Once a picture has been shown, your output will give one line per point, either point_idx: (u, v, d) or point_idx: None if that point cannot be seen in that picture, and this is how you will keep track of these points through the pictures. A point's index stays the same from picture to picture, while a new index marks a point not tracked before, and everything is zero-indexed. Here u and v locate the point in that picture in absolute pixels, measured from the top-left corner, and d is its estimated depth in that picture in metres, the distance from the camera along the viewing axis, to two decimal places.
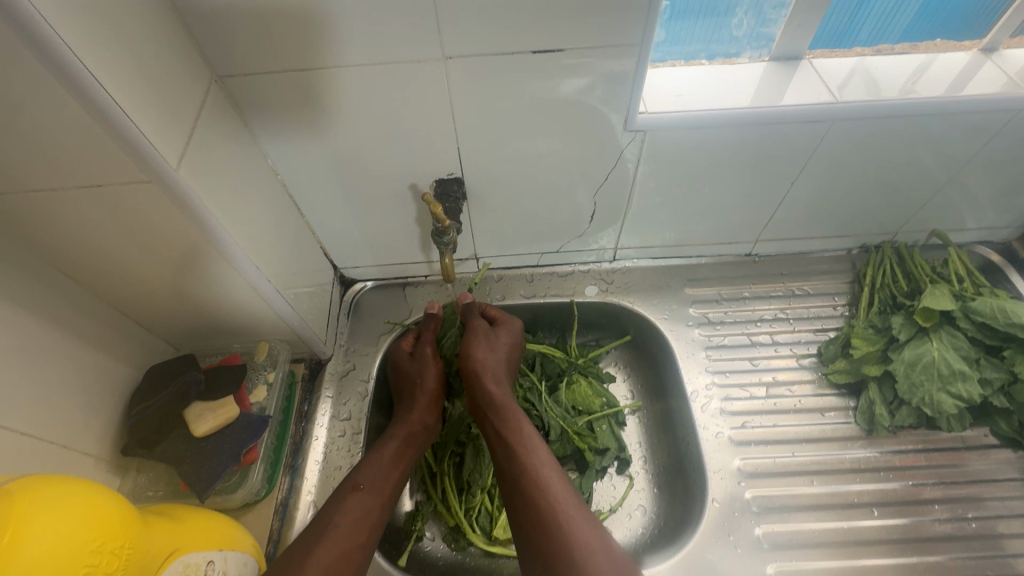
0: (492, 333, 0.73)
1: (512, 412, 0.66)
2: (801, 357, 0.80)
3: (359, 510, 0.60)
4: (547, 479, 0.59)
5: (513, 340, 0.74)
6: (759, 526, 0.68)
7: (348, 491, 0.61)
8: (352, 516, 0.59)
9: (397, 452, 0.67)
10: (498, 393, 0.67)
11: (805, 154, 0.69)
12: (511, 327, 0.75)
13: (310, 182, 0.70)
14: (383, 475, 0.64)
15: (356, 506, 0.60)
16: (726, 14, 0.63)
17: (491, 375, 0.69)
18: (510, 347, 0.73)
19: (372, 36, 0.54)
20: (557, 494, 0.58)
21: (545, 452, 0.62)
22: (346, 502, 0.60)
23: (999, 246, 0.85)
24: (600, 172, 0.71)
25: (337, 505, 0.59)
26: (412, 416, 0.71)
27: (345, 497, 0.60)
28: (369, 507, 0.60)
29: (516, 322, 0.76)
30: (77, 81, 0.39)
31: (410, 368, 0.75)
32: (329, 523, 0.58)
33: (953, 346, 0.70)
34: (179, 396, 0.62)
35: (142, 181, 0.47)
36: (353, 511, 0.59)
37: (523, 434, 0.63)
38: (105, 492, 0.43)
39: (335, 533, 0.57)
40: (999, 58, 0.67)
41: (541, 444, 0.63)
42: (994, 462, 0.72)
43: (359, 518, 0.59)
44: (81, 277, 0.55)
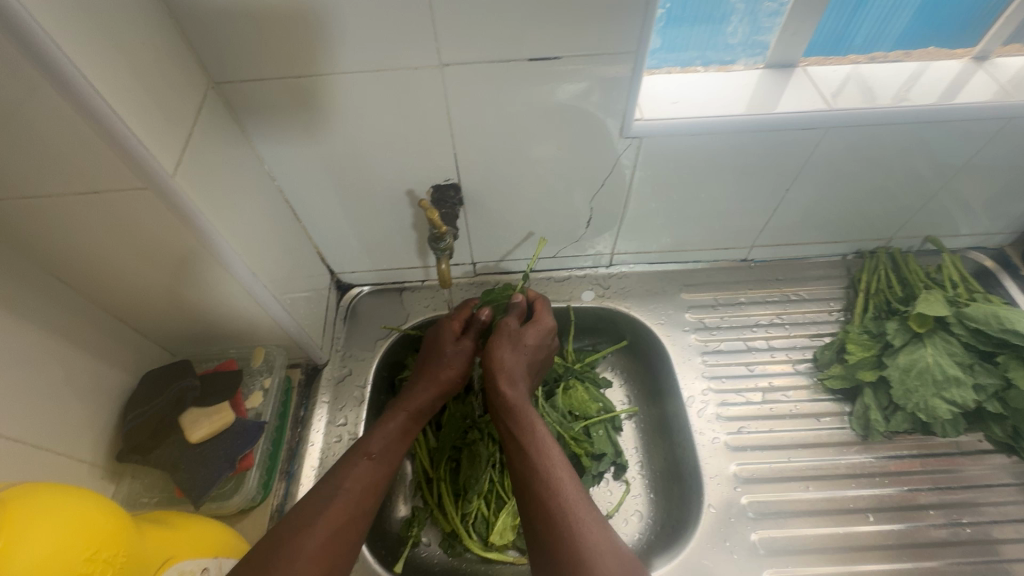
0: (522, 332, 0.71)
1: (528, 410, 0.64)
2: (797, 362, 0.81)
3: (369, 479, 0.59)
4: (559, 478, 0.57)
5: (541, 341, 0.72)
6: (755, 531, 0.68)
7: (359, 458, 0.60)
8: (360, 484, 0.58)
9: (405, 428, 0.66)
10: (512, 395, 0.65)
11: (800, 161, 0.69)
12: (543, 325, 0.73)
13: (307, 187, 0.70)
14: (396, 447, 0.63)
15: (364, 475, 0.59)
16: (721, 21, 0.64)
17: (510, 375, 0.66)
18: (536, 349, 0.71)
19: (369, 43, 0.54)
20: (569, 491, 0.56)
21: (558, 452, 0.60)
22: (355, 468, 0.59)
23: (992, 251, 0.86)
24: (597, 178, 0.71)
25: (347, 470, 0.58)
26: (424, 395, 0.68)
27: (355, 464, 0.59)
28: (376, 476, 0.60)
29: (548, 322, 0.74)
30: (73, 88, 0.39)
31: (447, 349, 0.72)
32: (339, 488, 0.56)
33: (948, 352, 0.70)
34: (174, 402, 0.62)
35: (139, 188, 0.47)
36: (362, 480, 0.58)
37: (537, 433, 0.62)
38: (98, 500, 0.43)
39: (343, 499, 0.56)
40: (991, 66, 0.68)
41: (554, 444, 0.61)
42: (988, 467, 0.72)
43: (366, 487, 0.58)
44: (76, 283, 0.55)
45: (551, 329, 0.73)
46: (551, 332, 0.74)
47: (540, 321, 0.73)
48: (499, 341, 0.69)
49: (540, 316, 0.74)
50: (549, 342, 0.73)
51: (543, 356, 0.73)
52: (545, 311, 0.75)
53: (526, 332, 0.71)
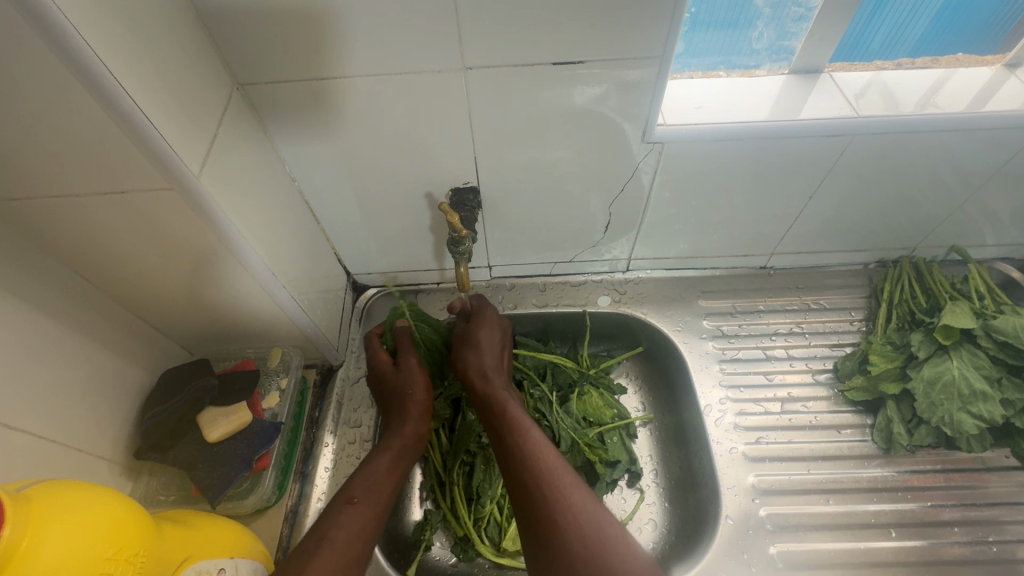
0: (472, 331, 0.70)
1: (516, 427, 0.59)
2: (817, 372, 0.79)
3: (358, 523, 0.55)
4: (566, 498, 0.53)
5: (497, 332, 0.72)
6: (773, 544, 0.66)
7: (342, 505, 0.56)
8: (347, 530, 0.54)
9: (391, 467, 0.61)
10: (484, 386, 0.65)
11: (824, 168, 0.68)
12: (489, 316, 0.73)
13: (325, 188, 0.70)
14: (381, 486, 0.59)
15: (351, 520, 0.55)
16: (746, 26, 0.63)
17: (479, 369, 0.67)
18: (493, 340, 0.70)
19: (391, 46, 0.54)
20: (583, 513, 0.52)
21: (561, 470, 0.56)
22: (340, 515, 0.55)
23: (1019, 262, 0.84)
24: (617, 183, 0.70)
25: (331, 520, 0.54)
26: (406, 428, 0.65)
27: (339, 510, 0.55)
28: (364, 521, 0.55)
29: (493, 313, 0.74)
30: (103, 89, 0.40)
31: (393, 380, 0.69)
32: (325, 537, 0.53)
33: (974, 365, 0.69)
34: (193, 401, 0.62)
35: (164, 188, 0.47)
36: (350, 525, 0.54)
37: (532, 451, 0.57)
38: (123, 500, 0.43)
39: (331, 547, 0.52)
40: (1023, 74, 0.66)
41: (556, 461, 0.56)
42: (1015, 484, 0.70)
43: (357, 531, 0.54)
44: (100, 282, 0.56)
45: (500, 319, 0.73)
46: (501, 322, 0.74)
47: (484, 315, 0.73)
48: (457, 348, 0.70)
49: (483, 312, 0.74)
50: (502, 327, 0.73)
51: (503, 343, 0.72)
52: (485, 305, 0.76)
53: (479, 327, 0.71)
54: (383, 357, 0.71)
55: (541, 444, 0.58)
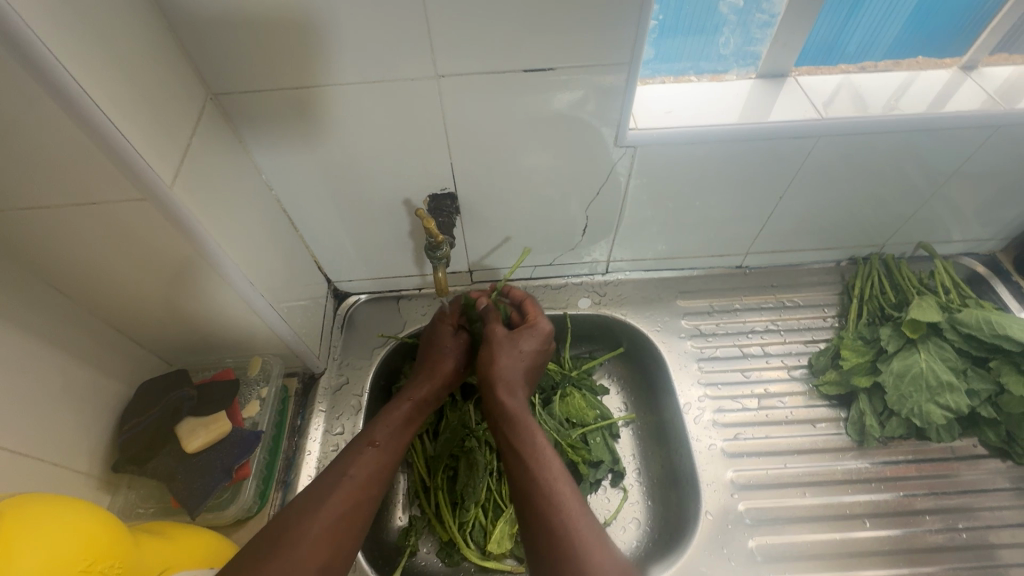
0: (515, 338, 0.71)
1: (545, 470, 0.59)
2: (792, 368, 0.81)
3: (374, 466, 0.61)
4: (591, 556, 0.52)
5: (538, 348, 0.71)
6: (753, 538, 0.68)
7: (364, 446, 0.62)
8: (366, 469, 0.60)
9: (409, 418, 0.67)
10: (511, 403, 0.66)
11: (792, 170, 0.70)
12: (539, 330, 0.72)
13: (304, 197, 0.70)
14: (399, 436, 0.65)
15: (369, 462, 0.60)
16: (713, 32, 0.65)
17: (507, 384, 0.67)
18: (533, 356, 0.71)
19: (367, 55, 0.55)
20: (610, 571, 0.51)
21: (588, 526, 0.55)
22: (360, 456, 0.61)
23: (984, 257, 0.87)
24: (593, 185, 0.72)
25: (351, 458, 0.60)
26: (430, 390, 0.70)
27: (361, 450, 0.61)
28: (381, 463, 0.61)
29: (544, 326, 0.73)
30: (74, 102, 0.40)
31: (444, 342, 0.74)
32: (344, 475, 0.58)
33: (941, 357, 0.71)
34: (171, 412, 0.62)
35: (137, 199, 0.47)
36: (366, 468, 0.60)
37: (556, 492, 0.58)
38: (74, 508, 0.41)
39: (348, 484, 0.58)
40: (979, 76, 0.69)
41: (583, 514, 0.56)
42: (984, 472, 0.72)
43: (373, 473, 0.60)
44: (72, 293, 0.55)
45: (548, 333, 0.72)
46: (549, 336, 0.73)
47: (535, 326, 0.73)
48: (493, 347, 0.70)
49: (535, 320, 0.74)
50: (544, 339, 0.72)
51: (541, 361, 0.72)
52: (540, 316, 0.75)
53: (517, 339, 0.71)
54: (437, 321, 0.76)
55: (569, 496, 0.57)
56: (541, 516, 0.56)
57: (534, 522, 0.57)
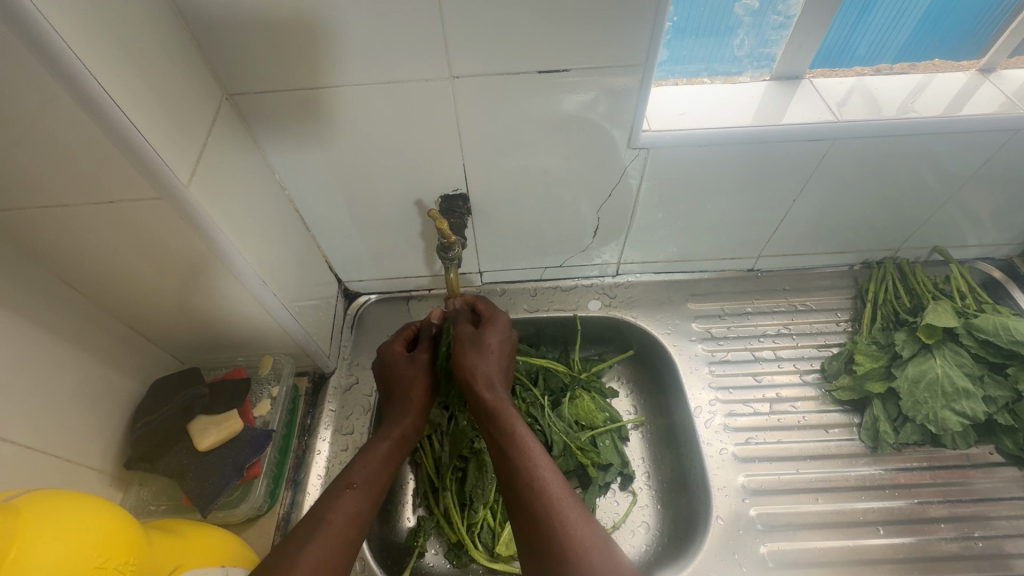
0: (479, 334, 0.69)
1: (523, 452, 0.58)
2: (804, 372, 0.80)
3: (352, 509, 0.57)
4: (577, 535, 0.52)
5: (504, 337, 0.71)
6: (764, 543, 0.67)
7: (342, 489, 0.58)
8: (345, 514, 0.56)
9: (389, 455, 0.64)
10: (489, 397, 0.64)
11: (806, 173, 0.70)
12: (499, 322, 0.72)
13: (315, 197, 0.71)
14: (378, 474, 0.61)
15: (348, 505, 0.57)
16: (727, 34, 0.64)
17: (484, 377, 0.66)
18: (500, 346, 0.69)
19: (380, 56, 0.55)
20: (595, 549, 0.50)
21: (570, 504, 0.54)
22: (337, 500, 0.57)
23: (1000, 262, 0.86)
24: (605, 188, 0.71)
25: (329, 502, 0.56)
26: (406, 419, 0.67)
27: (338, 494, 0.57)
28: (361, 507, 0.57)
29: (503, 317, 0.73)
30: (94, 102, 0.40)
31: (405, 371, 0.71)
32: (322, 520, 0.54)
33: (956, 363, 0.70)
34: (183, 410, 0.62)
35: (153, 198, 0.48)
36: (345, 510, 0.56)
37: (537, 475, 0.56)
38: (85, 504, 0.41)
39: (327, 530, 0.53)
40: (997, 78, 0.68)
41: (565, 492, 0.55)
42: (1000, 480, 0.71)
43: (351, 516, 0.56)
44: (87, 291, 0.56)
45: (508, 323, 0.72)
46: (509, 327, 0.72)
47: (494, 319, 0.72)
48: (460, 350, 0.68)
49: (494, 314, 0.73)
50: (507, 334, 0.71)
51: (509, 350, 0.71)
52: (494, 310, 0.74)
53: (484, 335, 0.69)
54: (396, 348, 0.74)
55: (550, 476, 0.56)
56: (523, 500, 0.55)
57: (519, 509, 0.56)
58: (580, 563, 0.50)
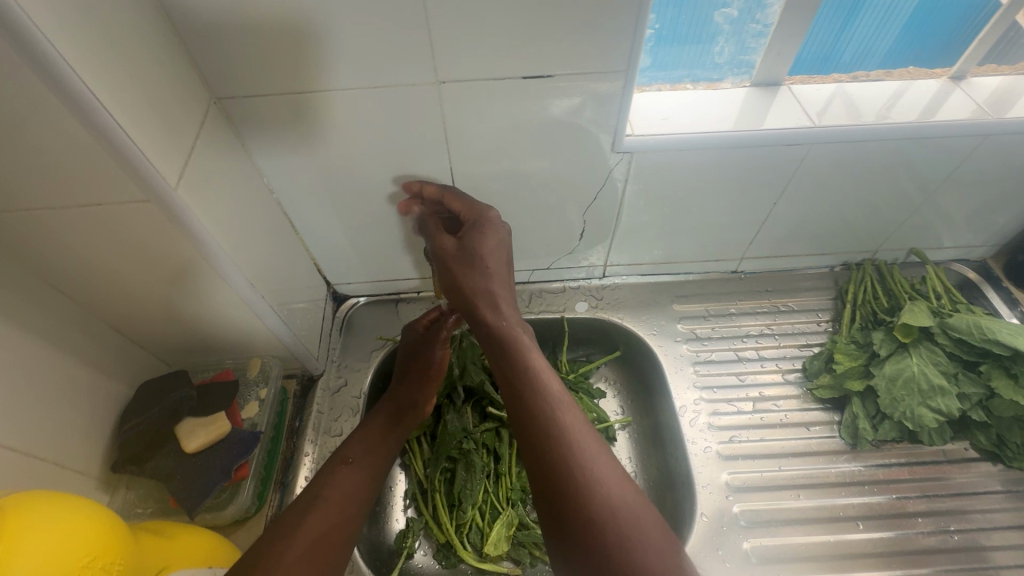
0: (467, 246, 0.64)
1: (549, 402, 0.56)
2: (787, 372, 0.82)
3: (348, 486, 0.62)
4: (598, 489, 0.51)
5: (499, 244, 0.64)
6: (747, 540, 0.68)
7: (337, 465, 0.63)
8: (340, 490, 0.61)
9: (385, 430, 0.69)
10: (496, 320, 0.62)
11: (786, 176, 0.72)
12: (487, 222, 0.64)
13: (304, 200, 0.71)
14: (374, 454, 0.66)
15: (346, 480, 0.62)
16: (708, 41, 0.66)
17: (490, 299, 0.63)
18: (496, 253, 0.64)
19: (368, 61, 0.56)
20: (619, 505, 0.50)
21: (591, 446, 0.54)
22: (335, 475, 0.62)
23: (974, 263, 0.88)
24: (590, 191, 0.73)
25: (327, 478, 0.62)
26: (402, 393, 0.72)
27: (334, 471, 0.62)
28: (356, 482, 0.63)
29: (489, 214, 0.65)
30: (83, 106, 0.41)
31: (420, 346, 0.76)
32: (318, 497, 0.59)
33: (932, 361, 0.72)
34: (170, 412, 0.62)
35: (142, 201, 0.48)
36: (341, 487, 0.61)
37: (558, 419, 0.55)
38: (65, 508, 0.40)
39: (325, 505, 0.58)
40: (968, 86, 0.70)
41: (588, 435, 0.54)
42: (976, 475, 0.73)
43: (349, 491, 0.61)
44: (75, 293, 0.56)
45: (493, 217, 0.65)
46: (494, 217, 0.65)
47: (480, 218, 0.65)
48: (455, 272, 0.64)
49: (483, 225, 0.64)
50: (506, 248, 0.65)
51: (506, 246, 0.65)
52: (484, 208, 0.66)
53: (484, 243, 0.63)
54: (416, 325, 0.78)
55: (576, 427, 0.55)
56: (546, 454, 0.54)
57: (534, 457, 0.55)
58: (606, 523, 0.49)
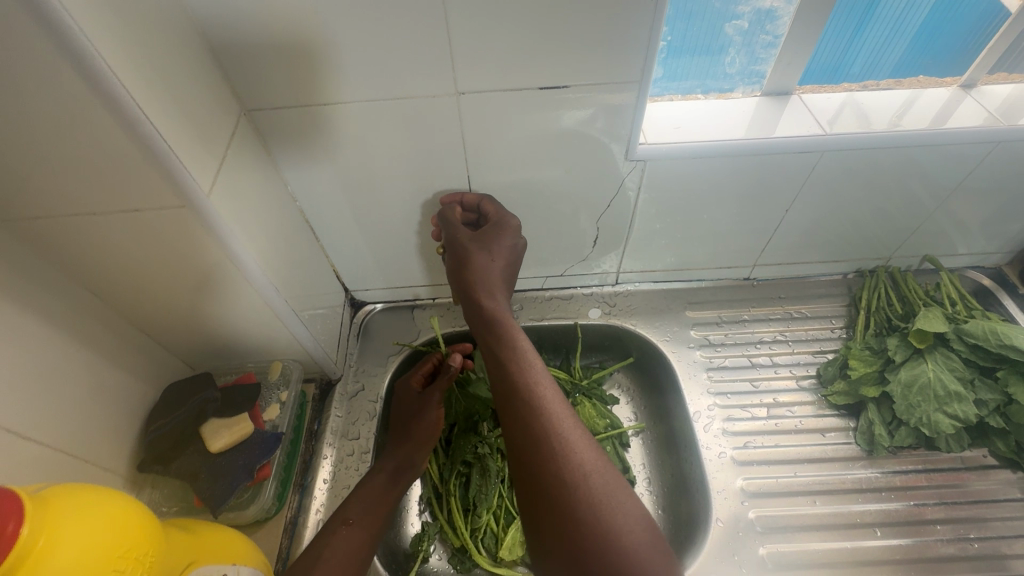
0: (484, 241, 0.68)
1: (531, 379, 0.57)
2: (801, 378, 0.82)
3: (349, 545, 0.61)
4: (575, 455, 0.51)
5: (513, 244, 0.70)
6: (763, 545, 0.68)
7: (338, 526, 0.62)
8: (341, 551, 0.60)
9: (385, 488, 0.68)
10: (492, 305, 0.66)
11: (798, 184, 0.73)
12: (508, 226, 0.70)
13: (325, 209, 0.73)
14: (375, 511, 0.65)
15: (345, 543, 0.61)
16: (720, 52, 0.68)
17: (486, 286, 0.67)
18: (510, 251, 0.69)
19: (391, 75, 0.58)
20: (592, 472, 0.51)
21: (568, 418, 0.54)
22: (335, 536, 0.61)
23: (990, 270, 0.88)
24: (602, 200, 0.74)
25: (326, 539, 0.61)
26: (401, 451, 0.72)
27: (335, 531, 0.61)
28: (357, 542, 0.62)
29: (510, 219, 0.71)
30: (127, 115, 0.43)
31: (413, 404, 0.76)
32: (319, 558, 0.58)
33: (948, 367, 0.71)
34: (196, 413, 0.64)
35: (177, 206, 0.50)
36: (342, 548, 0.60)
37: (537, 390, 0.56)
38: (99, 499, 0.41)
39: (326, 567, 0.57)
40: (978, 93, 0.71)
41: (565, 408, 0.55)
42: (995, 482, 0.72)
43: (348, 554, 0.60)
44: (106, 297, 0.58)
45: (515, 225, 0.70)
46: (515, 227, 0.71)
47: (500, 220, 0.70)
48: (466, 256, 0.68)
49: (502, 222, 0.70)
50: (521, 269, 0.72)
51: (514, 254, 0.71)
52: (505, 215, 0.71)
53: (500, 241, 0.69)
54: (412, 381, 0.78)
55: (553, 399, 0.56)
56: (524, 424, 0.54)
57: (512, 424, 0.55)
58: (575, 486, 0.50)
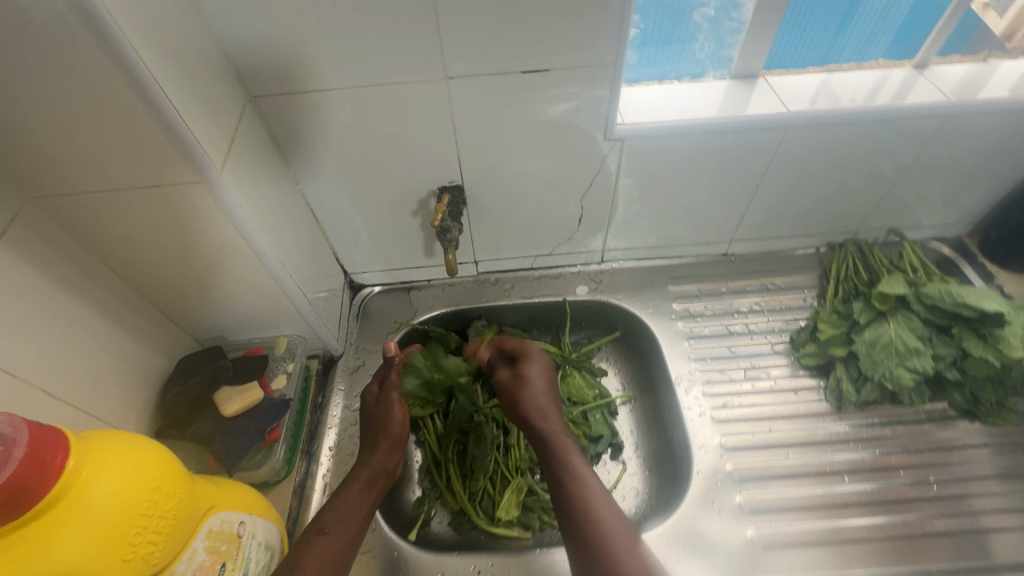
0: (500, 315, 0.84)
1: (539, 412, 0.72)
2: (775, 344, 0.87)
3: (326, 554, 0.60)
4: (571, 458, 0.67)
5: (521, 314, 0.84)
6: (740, 494, 0.73)
7: (314, 536, 0.61)
8: (317, 560, 0.59)
9: (359, 497, 0.67)
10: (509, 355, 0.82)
11: (766, 161, 0.78)
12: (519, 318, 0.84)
13: (325, 193, 0.78)
14: (350, 515, 0.65)
15: (323, 551, 0.60)
16: (689, 39, 0.73)
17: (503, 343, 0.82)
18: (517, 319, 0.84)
19: (385, 62, 0.62)
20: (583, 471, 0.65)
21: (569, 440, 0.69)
22: (312, 546, 0.60)
23: (952, 241, 0.94)
24: (585, 180, 0.79)
25: (303, 550, 0.60)
26: (373, 459, 0.71)
27: (311, 542, 0.61)
28: (337, 548, 0.61)
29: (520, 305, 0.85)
30: (150, 95, 0.47)
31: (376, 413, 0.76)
32: (295, 568, 0.58)
33: (908, 327, 0.77)
34: (209, 380, 0.68)
35: (194, 182, 0.54)
36: (318, 557, 0.60)
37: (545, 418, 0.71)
38: (134, 440, 0.46)
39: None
40: (931, 73, 0.76)
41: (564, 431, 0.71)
42: (955, 431, 0.78)
43: (326, 561, 0.60)
44: (124, 272, 0.62)
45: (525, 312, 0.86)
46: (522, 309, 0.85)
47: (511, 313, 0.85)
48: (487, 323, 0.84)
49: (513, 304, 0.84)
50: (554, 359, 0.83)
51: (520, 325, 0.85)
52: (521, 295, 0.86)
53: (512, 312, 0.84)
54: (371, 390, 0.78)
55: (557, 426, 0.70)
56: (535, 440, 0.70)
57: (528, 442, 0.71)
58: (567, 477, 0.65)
